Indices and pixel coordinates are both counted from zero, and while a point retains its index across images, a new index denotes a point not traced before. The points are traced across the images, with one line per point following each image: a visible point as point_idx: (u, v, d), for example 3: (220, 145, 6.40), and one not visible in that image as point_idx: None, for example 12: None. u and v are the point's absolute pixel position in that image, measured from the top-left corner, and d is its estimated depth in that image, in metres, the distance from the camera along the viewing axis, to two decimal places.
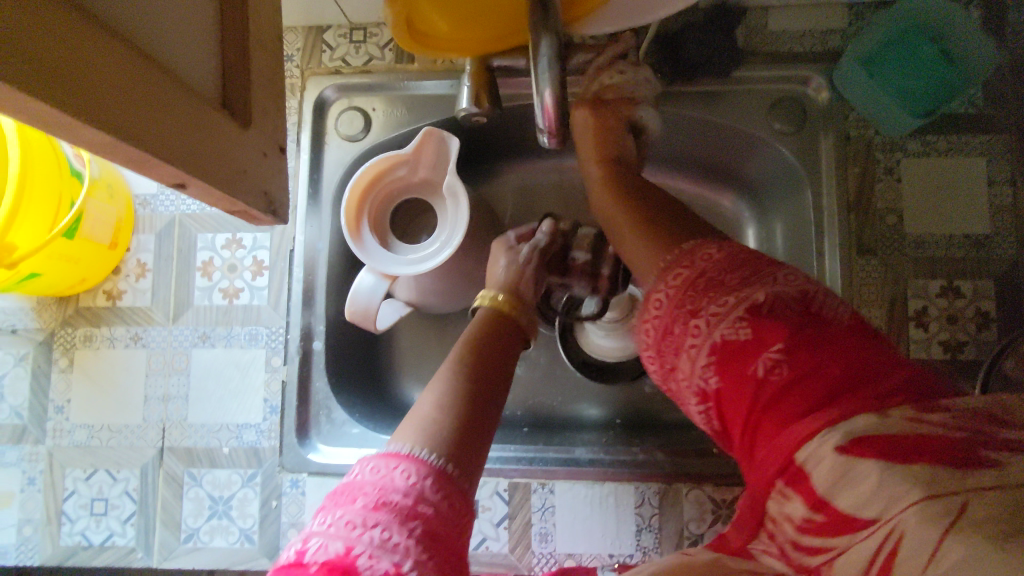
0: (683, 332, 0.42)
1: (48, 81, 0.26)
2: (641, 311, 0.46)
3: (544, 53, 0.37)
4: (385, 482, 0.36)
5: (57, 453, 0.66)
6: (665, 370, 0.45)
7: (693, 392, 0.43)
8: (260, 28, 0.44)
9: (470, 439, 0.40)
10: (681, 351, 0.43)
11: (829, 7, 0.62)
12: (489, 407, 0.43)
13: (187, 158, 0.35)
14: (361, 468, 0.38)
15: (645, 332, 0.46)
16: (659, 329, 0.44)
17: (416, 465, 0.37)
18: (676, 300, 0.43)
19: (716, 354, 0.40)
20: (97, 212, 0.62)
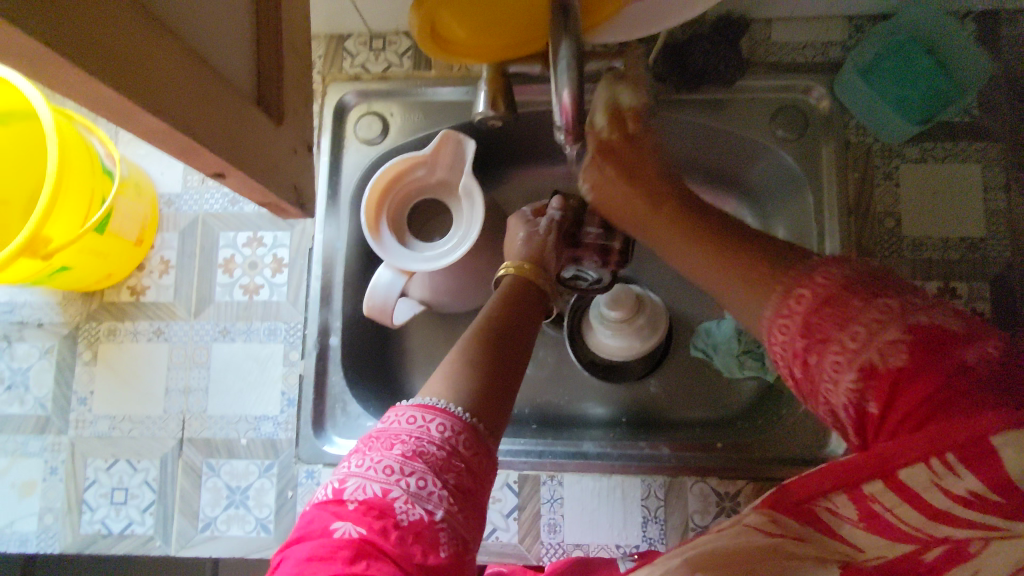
0: (863, 302, 0.38)
1: (117, 74, 0.29)
2: (798, 278, 0.41)
3: (563, 55, 0.40)
4: (422, 434, 0.39)
5: (79, 444, 0.68)
6: (813, 340, 0.39)
7: (844, 361, 0.38)
8: (292, 32, 0.47)
9: (497, 400, 0.43)
10: (852, 320, 0.38)
11: (830, 20, 0.65)
12: (512, 373, 0.46)
13: (228, 149, 0.38)
14: (396, 415, 0.41)
15: (793, 301, 0.41)
16: (824, 296, 0.39)
17: (451, 420, 0.40)
18: (846, 282, 0.39)
19: (909, 335, 0.36)
20: (125, 209, 0.65)
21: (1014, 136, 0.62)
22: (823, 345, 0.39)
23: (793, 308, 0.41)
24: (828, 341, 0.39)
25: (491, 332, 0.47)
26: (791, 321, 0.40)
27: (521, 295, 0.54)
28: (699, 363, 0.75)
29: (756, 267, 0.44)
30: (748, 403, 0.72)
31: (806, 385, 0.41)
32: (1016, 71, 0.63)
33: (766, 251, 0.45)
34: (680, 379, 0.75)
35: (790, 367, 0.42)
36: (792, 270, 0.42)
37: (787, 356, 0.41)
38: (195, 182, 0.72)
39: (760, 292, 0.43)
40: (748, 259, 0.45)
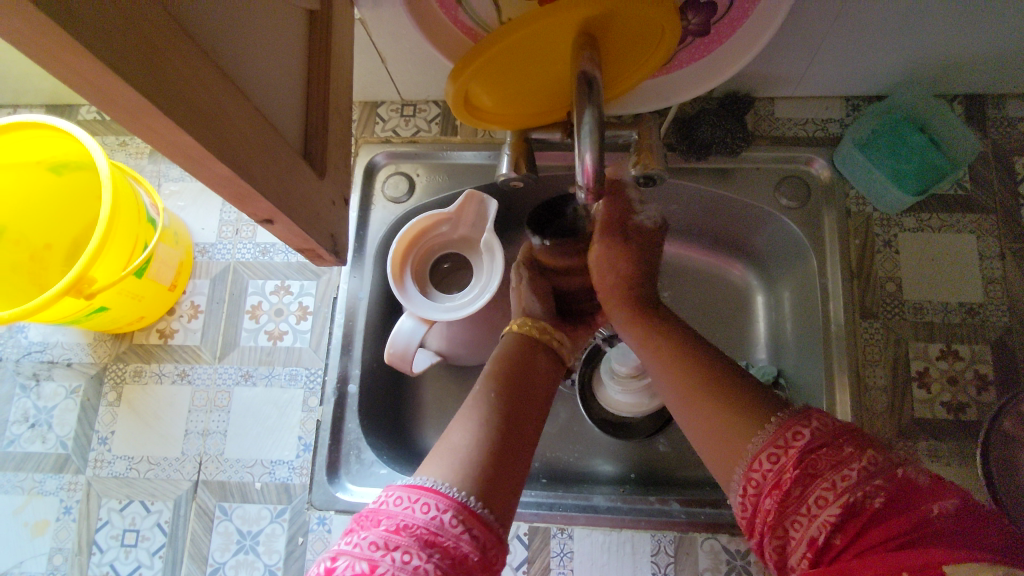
0: (852, 451, 0.38)
1: (195, 123, 0.32)
2: (795, 418, 0.41)
3: (586, 121, 0.44)
4: (407, 513, 0.38)
5: (95, 484, 0.69)
6: (802, 475, 0.38)
7: (830, 497, 0.37)
8: (336, 98, 0.52)
9: (504, 482, 0.42)
10: (844, 465, 0.37)
11: (828, 99, 0.70)
12: (518, 455, 0.44)
13: (279, 195, 0.42)
14: (385, 496, 0.40)
15: (789, 437, 0.40)
16: (820, 439, 0.39)
17: (437, 500, 0.38)
18: (834, 426, 0.40)
19: (888, 481, 0.36)
20: (164, 256, 0.68)
21: (1005, 208, 0.66)
22: (812, 479, 0.38)
23: (787, 441, 0.40)
24: (818, 476, 0.38)
25: (495, 409, 0.46)
26: (784, 454, 0.39)
27: (525, 366, 0.53)
28: None
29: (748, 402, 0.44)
30: None
31: (771, 519, 0.39)
32: (1005, 149, 0.68)
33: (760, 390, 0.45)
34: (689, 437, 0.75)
35: (760, 499, 0.40)
36: (787, 412, 0.42)
37: (763, 484, 0.40)
38: (229, 233, 0.76)
39: (746, 427, 0.42)
40: (733, 392, 0.45)
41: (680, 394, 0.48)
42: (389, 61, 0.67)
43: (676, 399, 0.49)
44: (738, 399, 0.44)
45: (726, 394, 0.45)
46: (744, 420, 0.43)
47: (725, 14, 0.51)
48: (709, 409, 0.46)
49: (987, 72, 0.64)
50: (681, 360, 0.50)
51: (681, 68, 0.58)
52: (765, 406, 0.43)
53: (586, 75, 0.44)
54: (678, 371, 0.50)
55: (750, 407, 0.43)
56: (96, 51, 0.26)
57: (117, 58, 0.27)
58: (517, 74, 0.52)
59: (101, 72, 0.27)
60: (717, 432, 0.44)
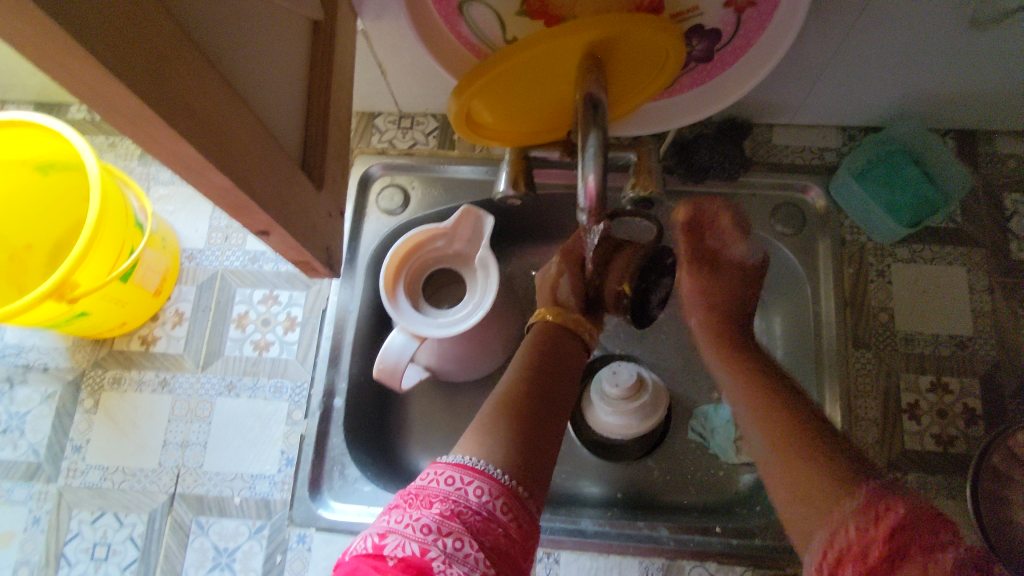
0: (943, 538, 0.38)
1: (197, 133, 0.32)
2: (886, 491, 0.41)
3: (592, 143, 0.44)
4: (459, 495, 0.41)
5: (66, 494, 0.66)
6: (885, 557, 0.38)
7: None
8: (336, 109, 0.51)
9: (535, 456, 0.46)
10: (936, 548, 0.37)
11: (824, 129, 0.71)
12: (546, 433, 0.48)
13: (277, 207, 0.41)
14: (435, 474, 0.42)
15: (874, 514, 0.40)
16: (906, 521, 0.39)
17: (489, 485, 0.41)
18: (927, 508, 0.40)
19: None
20: (150, 261, 0.67)
21: (996, 243, 0.67)
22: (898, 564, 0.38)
23: (875, 514, 0.40)
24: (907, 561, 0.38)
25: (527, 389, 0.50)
26: (871, 531, 0.40)
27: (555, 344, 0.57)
28: (695, 448, 0.74)
29: (833, 460, 0.46)
30: (748, 485, 0.71)
31: None
32: (996, 185, 0.68)
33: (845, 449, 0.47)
34: (677, 463, 0.74)
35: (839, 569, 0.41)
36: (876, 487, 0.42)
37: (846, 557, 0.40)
38: (218, 239, 0.74)
39: (834, 497, 0.44)
40: (832, 457, 0.47)
41: (775, 449, 0.50)
42: (389, 73, 0.66)
43: (770, 453, 0.51)
44: (833, 465, 0.46)
45: (824, 458, 0.47)
46: (836, 489, 0.44)
47: (730, 41, 0.52)
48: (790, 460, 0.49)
49: (980, 108, 0.65)
50: (779, 417, 0.52)
51: (682, 93, 0.58)
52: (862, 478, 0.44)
53: (593, 99, 0.45)
54: (775, 424, 0.52)
55: (842, 475, 0.45)
56: (101, 58, 0.25)
57: (122, 65, 0.26)
58: (519, 93, 0.52)
59: (104, 79, 0.26)
60: (807, 491, 0.46)
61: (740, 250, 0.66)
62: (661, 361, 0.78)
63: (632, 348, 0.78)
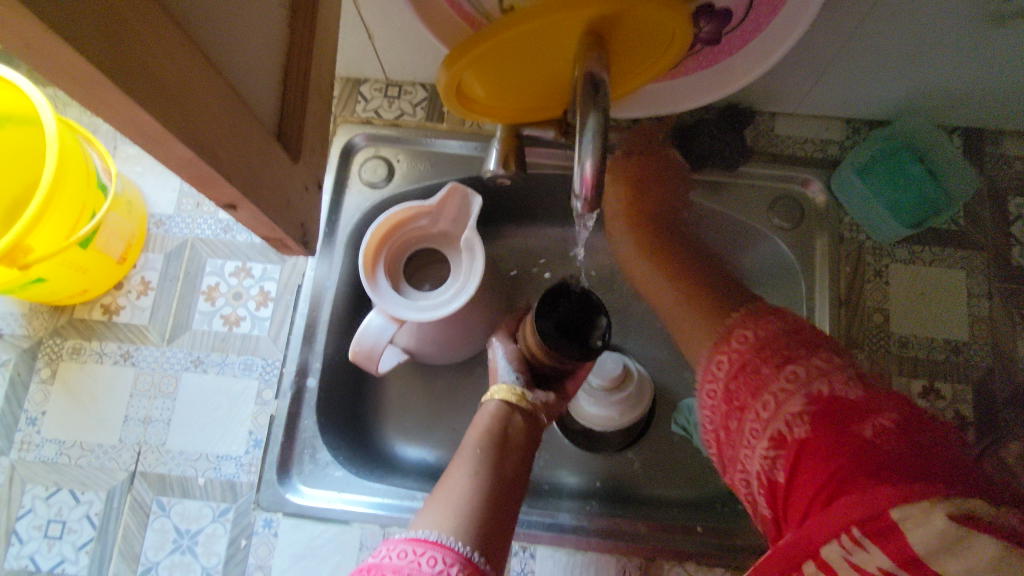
0: (775, 367, 0.44)
1: (161, 104, 0.28)
2: (738, 323, 0.48)
3: (590, 126, 0.41)
4: (413, 567, 0.40)
5: (19, 468, 0.63)
6: (733, 402, 0.46)
7: (760, 428, 0.43)
8: (318, 74, 0.47)
9: (500, 518, 0.46)
10: (761, 386, 0.44)
11: (830, 120, 0.68)
12: (511, 490, 0.49)
13: (246, 180, 0.37)
14: (388, 551, 0.42)
15: (720, 356, 0.47)
16: (740, 361, 0.46)
17: (444, 553, 0.41)
18: (758, 349, 0.45)
19: (812, 407, 0.41)
20: (114, 226, 0.63)
21: (997, 247, 0.65)
22: (742, 412, 0.45)
23: (716, 370, 0.47)
24: (746, 409, 0.44)
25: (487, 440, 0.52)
26: (717, 384, 0.47)
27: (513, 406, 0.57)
28: (678, 443, 0.73)
29: (709, 294, 0.52)
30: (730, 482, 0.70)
31: (728, 452, 0.47)
32: (1000, 188, 0.67)
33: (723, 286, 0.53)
34: (659, 457, 0.72)
35: (716, 429, 0.48)
36: (720, 326, 0.48)
37: (714, 416, 0.48)
38: (189, 206, 0.70)
39: (702, 339, 0.49)
40: (703, 296, 0.52)
41: (660, 306, 0.56)
42: (377, 38, 0.62)
43: (658, 309, 0.57)
44: (705, 303, 0.51)
45: (696, 296, 0.52)
46: (703, 322, 0.50)
47: (740, 25, 0.49)
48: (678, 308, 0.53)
49: (991, 107, 0.63)
50: (662, 274, 0.57)
51: (686, 76, 0.55)
52: (725, 309, 0.50)
53: (593, 78, 0.41)
54: (655, 283, 0.57)
55: (708, 310, 0.50)
56: (46, 18, 0.22)
57: (73, 29, 0.23)
58: (516, 68, 0.49)
59: (52, 44, 0.23)
60: (686, 332, 0.52)
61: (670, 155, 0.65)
62: (648, 353, 0.76)
63: (619, 338, 0.76)
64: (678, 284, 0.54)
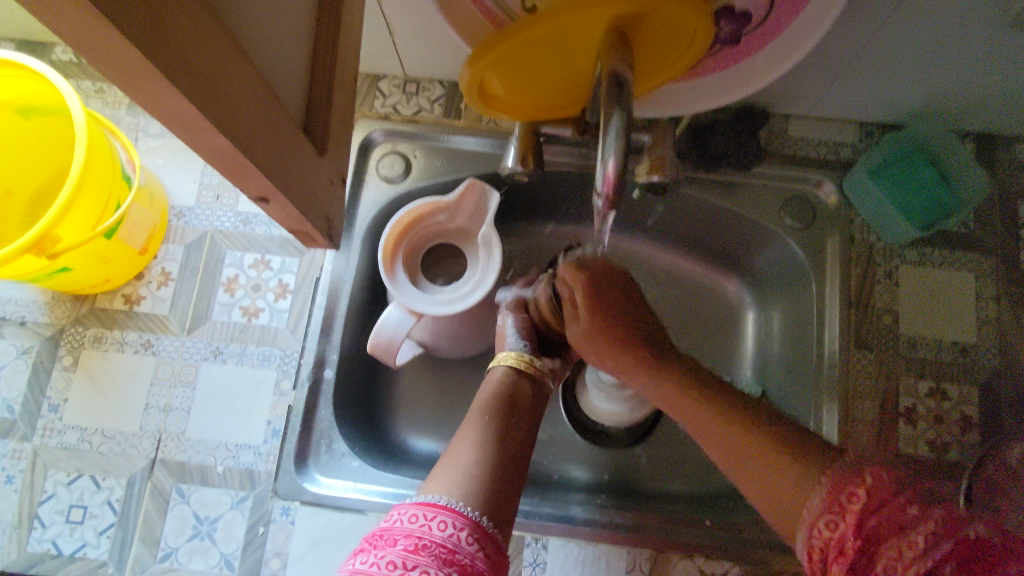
0: (915, 511, 0.36)
1: (198, 93, 0.29)
2: (850, 476, 0.39)
3: (613, 128, 0.42)
4: (424, 531, 0.40)
5: (42, 453, 0.64)
6: (868, 543, 0.36)
7: (899, 565, 0.34)
8: (344, 71, 0.48)
9: (509, 495, 0.46)
10: (906, 525, 0.35)
11: (843, 122, 0.69)
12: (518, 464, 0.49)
13: (278, 174, 0.38)
14: (399, 515, 0.42)
15: (845, 496, 0.38)
16: (878, 497, 0.37)
17: (454, 518, 0.41)
18: (893, 485, 0.37)
19: (957, 543, 0.34)
20: (136, 218, 0.64)
21: (1006, 251, 0.66)
22: (875, 545, 0.36)
23: (843, 500, 0.38)
24: (883, 542, 0.36)
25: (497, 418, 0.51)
26: (844, 519, 0.38)
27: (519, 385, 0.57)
28: (687, 439, 0.74)
29: (794, 447, 0.44)
30: None
31: None
32: (1010, 193, 0.67)
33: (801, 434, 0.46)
34: (668, 453, 0.73)
35: (829, 568, 0.38)
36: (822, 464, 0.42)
37: (830, 549, 0.38)
38: (209, 198, 0.71)
39: (802, 484, 0.42)
40: (779, 433, 0.46)
41: (737, 447, 0.47)
42: (398, 34, 0.63)
43: (732, 450, 0.48)
44: (788, 444, 0.44)
45: (783, 438, 0.45)
46: (801, 470, 0.42)
47: (759, 26, 0.50)
48: (715, 428, 0.50)
49: (1004, 112, 0.64)
50: (720, 414, 0.50)
51: (703, 76, 0.56)
52: (816, 451, 0.43)
53: (618, 78, 0.42)
54: (714, 421, 0.50)
55: (795, 446, 0.44)
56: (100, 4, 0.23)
57: (122, 16, 0.24)
58: (537, 66, 0.50)
59: (104, 30, 0.24)
60: (785, 485, 0.43)
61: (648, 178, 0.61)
62: None
63: None
64: (754, 431, 0.47)
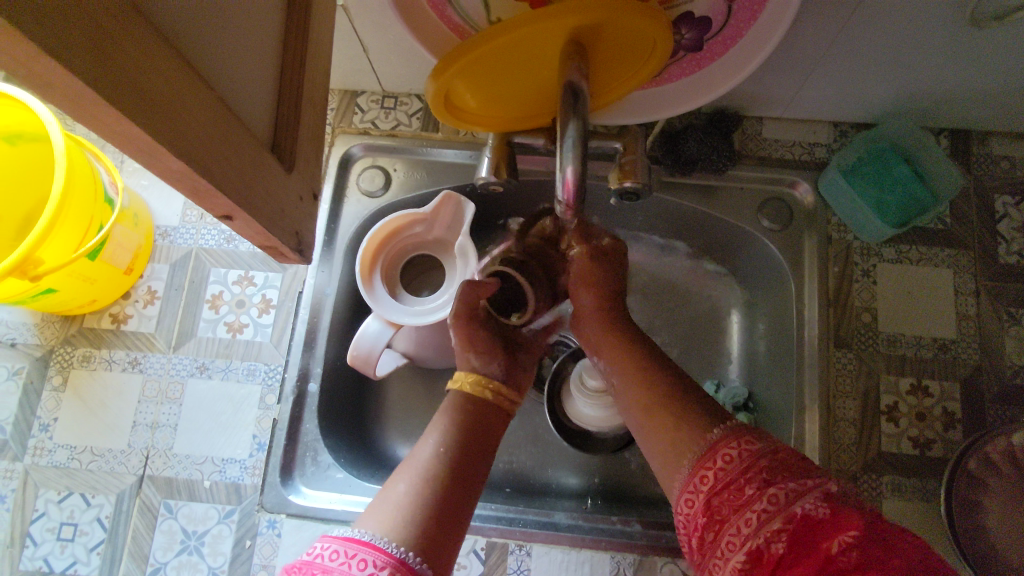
0: (753, 491, 0.37)
1: (153, 121, 0.30)
2: (703, 457, 0.41)
3: (570, 135, 0.43)
4: (342, 570, 0.37)
5: (33, 473, 0.65)
6: (712, 523, 0.39)
7: (738, 543, 0.37)
8: (311, 88, 0.49)
9: (449, 543, 0.41)
10: (744, 508, 0.37)
11: (817, 123, 0.69)
12: (464, 504, 0.44)
13: (239, 190, 0.39)
14: (321, 549, 0.39)
15: (698, 479, 0.40)
16: (724, 480, 0.39)
17: (376, 557, 0.38)
18: (744, 469, 0.39)
19: (787, 524, 0.35)
20: (121, 238, 0.65)
21: (984, 245, 0.66)
22: (722, 525, 0.38)
23: (698, 484, 0.40)
24: (726, 522, 0.38)
25: (450, 452, 0.45)
26: (696, 498, 0.40)
27: (481, 411, 0.50)
28: None
29: (686, 409, 0.45)
30: None
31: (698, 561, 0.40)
32: (987, 188, 0.67)
33: (693, 395, 0.46)
34: None
35: (689, 538, 0.41)
36: (700, 438, 0.42)
37: (688, 526, 0.41)
38: (193, 217, 0.72)
39: (680, 459, 0.42)
40: (680, 399, 0.45)
41: (634, 405, 0.48)
42: (371, 50, 0.64)
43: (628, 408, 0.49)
44: (679, 409, 0.45)
45: (677, 406, 0.45)
46: (683, 437, 0.43)
47: (719, 31, 0.50)
48: (629, 380, 0.49)
49: (975, 108, 0.64)
50: (636, 369, 0.49)
51: (670, 82, 0.56)
52: (702, 420, 0.43)
53: (573, 86, 0.43)
54: (628, 375, 0.50)
55: (688, 413, 0.44)
56: (36, 38, 0.24)
57: (62, 48, 0.25)
58: (504, 77, 0.50)
59: (46, 65, 0.25)
60: (671, 449, 0.43)
61: (636, 164, 0.61)
62: None
63: None
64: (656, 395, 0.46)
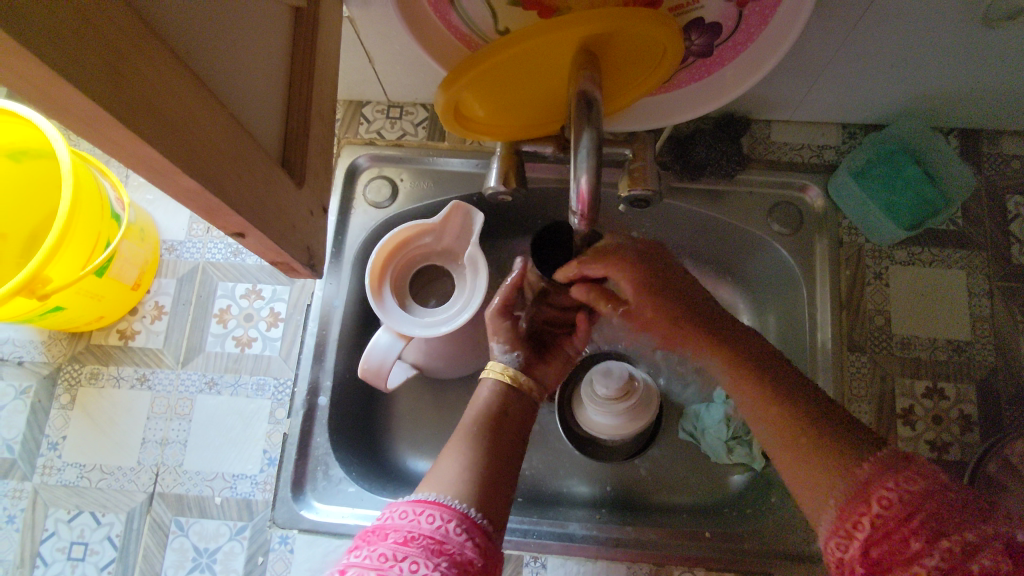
0: (920, 545, 0.37)
1: (167, 140, 0.30)
2: (856, 500, 0.41)
3: (584, 144, 0.42)
4: (413, 525, 0.42)
5: (42, 492, 0.65)
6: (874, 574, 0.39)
7: None
8: (319, 101, 0.49)
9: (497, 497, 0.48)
10: (912, 563, 0.38)
11: (825, 125, 0.69)
12: (506, 468, 0.51)
13: (251, 207, 0.39)
14: (390, 512, 0.44)
15: (850, 525, 0.41)
16: (882, 530, 0.39)
17: (443, 512, 0.44)
18: (904, 517, 0.38)
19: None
20: (127, 254, 0.65)
21: (996, 245, 0.66)
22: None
23: (852, 528, 0.40)
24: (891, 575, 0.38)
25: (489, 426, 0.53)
26: (850, 544, 0.40)
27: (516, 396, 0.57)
28: (685, 448, 0.73)
29: (832, 436, 0.45)
30: (738, 487, 0.70)
31: None
32: (998, 187, 0.67)
33: (830, 419, 0.46)
34: (668, 464, 0.73)
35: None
36: (853, 477, 0.42)
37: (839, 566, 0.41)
38: (199, 231, 0.72)
39: (829, 495, 0.43)
40: (822, 427, 0.46)
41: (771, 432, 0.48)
42: (377, 61, 0.64)
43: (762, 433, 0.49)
44: (824, 440, 0.45)
45: (820, 433, 0.45)
46: (835, 469, 0.43)
47: (729, 37, 0.50)
48: (761, 406, 0.49)
49: (986, 108, 0.64)
50: (763, 390, 0.49)
51: (679, 88, 0.56)
52: (849, 450, 0.43)
53: (586, 95, 0.43)
54: (754, 397, 0.50)
55: (835, 439, 0.44)
56: (49, 61, 0.23)
57: (76, 71, 0.25)
58: (513, 86, 0.50)
59: (60, 88, 0.24)
60: (818, 479, 0.44)
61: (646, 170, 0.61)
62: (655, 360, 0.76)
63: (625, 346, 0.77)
64: (793, 423, 0.47)
